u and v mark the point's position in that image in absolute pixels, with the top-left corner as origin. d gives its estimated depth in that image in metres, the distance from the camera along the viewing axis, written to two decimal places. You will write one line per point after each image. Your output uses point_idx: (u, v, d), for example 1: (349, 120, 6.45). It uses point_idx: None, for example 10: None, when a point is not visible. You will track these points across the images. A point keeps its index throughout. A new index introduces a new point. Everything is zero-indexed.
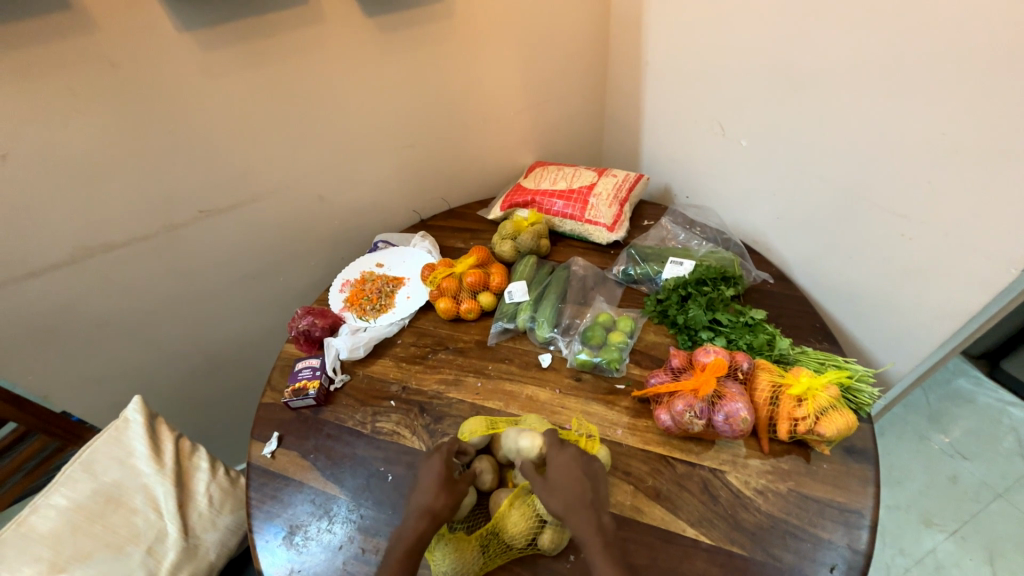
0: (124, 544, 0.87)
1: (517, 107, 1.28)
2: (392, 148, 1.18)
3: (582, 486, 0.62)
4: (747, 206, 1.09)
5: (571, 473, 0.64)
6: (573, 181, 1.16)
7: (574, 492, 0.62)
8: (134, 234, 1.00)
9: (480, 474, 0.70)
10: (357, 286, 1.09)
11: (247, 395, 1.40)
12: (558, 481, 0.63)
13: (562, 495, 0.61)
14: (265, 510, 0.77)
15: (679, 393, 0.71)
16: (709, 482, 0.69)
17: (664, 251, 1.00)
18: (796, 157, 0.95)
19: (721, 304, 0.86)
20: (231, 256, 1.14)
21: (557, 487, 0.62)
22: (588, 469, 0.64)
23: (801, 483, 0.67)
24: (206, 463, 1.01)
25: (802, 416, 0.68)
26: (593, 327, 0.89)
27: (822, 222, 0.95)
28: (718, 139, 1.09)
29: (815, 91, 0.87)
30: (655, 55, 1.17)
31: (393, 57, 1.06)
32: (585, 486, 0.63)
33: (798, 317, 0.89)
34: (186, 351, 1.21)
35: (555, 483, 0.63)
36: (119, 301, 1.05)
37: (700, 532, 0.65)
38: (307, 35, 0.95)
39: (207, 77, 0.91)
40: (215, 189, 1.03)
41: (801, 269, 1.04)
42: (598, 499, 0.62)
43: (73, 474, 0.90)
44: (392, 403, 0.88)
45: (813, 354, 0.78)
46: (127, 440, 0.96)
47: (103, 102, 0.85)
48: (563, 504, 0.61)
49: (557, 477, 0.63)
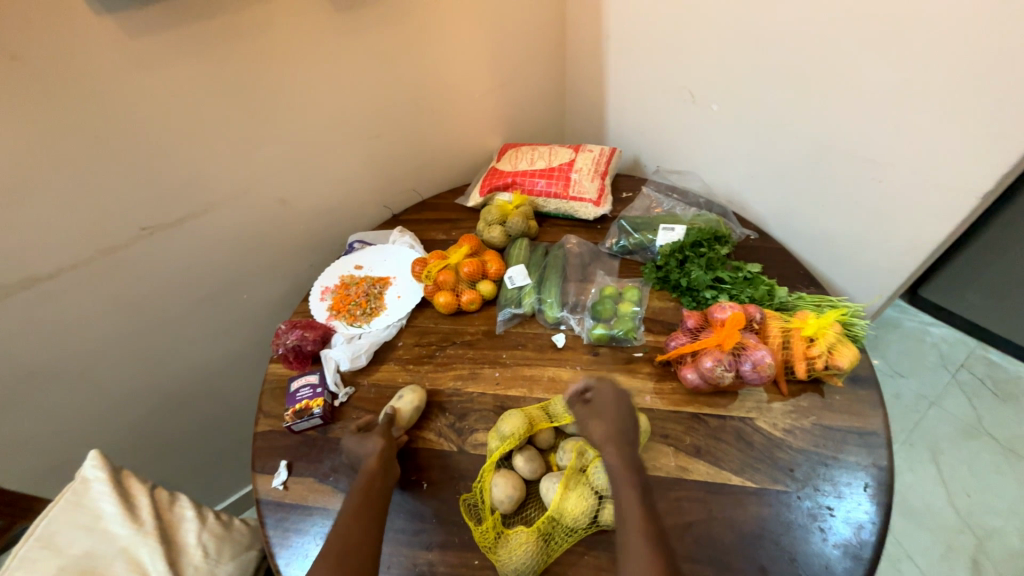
0: None
1: (482, 88, 1.23)
2: (357, 139, 1.08)
3: (626, 422, 0.65)
4: (719, 169, 1.14)
5: (612, 407, 0.66)
6: (552, 160, 1.15)
7: (615, 425, 0.64)
8: (61, 264, 0.84)
9: (526, 464, 0.68)
10: (341, 292, 1.00)
11: (217, 431, 1.24)
12: (604, 410, 0.66)
13: (606, 424, 0.65)
14: (290, 546, 0.69)
15: (704, 351, 0.74)
16: (742, 430, 0.72)
17: (652, 219, 1.03)
18: (763, 118, 1.00)
19: (720, 263, 0.89)
20: (183, 278, 0.99)
21: (601, 419, 0.65)
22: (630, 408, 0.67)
23: (821, 416, 0.73)
24: (192, 511, 0.88)
25: (816, 354, 0.73)
26: (603, 300, 0.89)
27: (794, 176, 1.02)
28: (688, 106, 1.12)
29: (780, 52, 0.91)
30: (616, 28, 1.17)
31: (350, 39, 0.97)
32: (627, 422, 0.65)
33: (785, 267, 0.95)
34: (140, 392, 1.05)
35: (602, 413, 0.66)
36: (50, 346, 0.89)
37: (745, 478, 0.68)
38: (251, 16, 0.84)
39: (137, 70, 0.78)
40: (157, 201, 0.89)
41: (775, 223, 1.11)
42: (631, 438, 0.64)
43: (28, 555, 0.75)
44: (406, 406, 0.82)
45: (809, 298, 0.84)
46: (91, 501, 0.81)
47: (3, 105, 0.70)
48: (605, 434, 0.63)
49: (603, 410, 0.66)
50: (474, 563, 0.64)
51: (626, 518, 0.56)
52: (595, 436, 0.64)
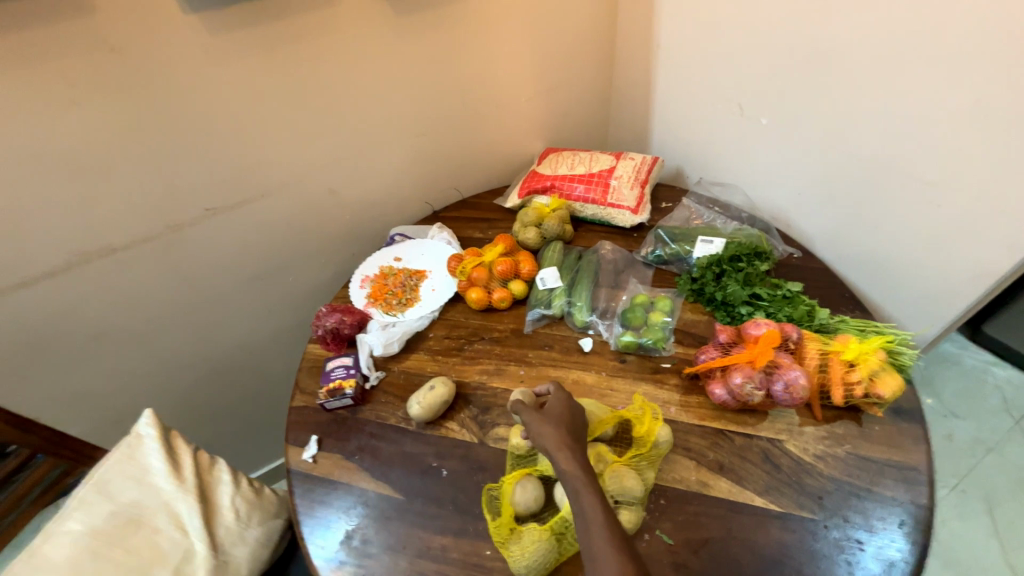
0: (148, 567, 0.80)
1: (528, 93, 1.26)
2: (405, 137, 1.13)
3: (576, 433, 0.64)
4: (766, 183, 1.11)
5: (561, 413, 0.67)
6: (592, 166, 1.16)
7: (567, 425, 0.65)
8: (134, 237, 0.92)
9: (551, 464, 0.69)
10: (378, 281, 1.04)
11: (255, 405, 1.32)
12: (554, 413, 0.66)
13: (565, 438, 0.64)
14: (315, 517, 0.73)
15: (734, 366, 0.72)
16: (769, 451, 0.70)
17: (690, 231, 1.01)
18: (815, 134, 0.97)
19: (758, 279, 0.88)
20: (238, 258, 1.06)
21: (549, 421, 0.65)
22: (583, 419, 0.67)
23: (857, 446, 0.69)
24: (228, 474, 0.94)
25: (856, 380, 0.70)
26: (633, 308, 0.89)
27: (845, 195, 0.98)
28: (735, 118, 1.10)
29: (837, 65, 0.88)
30: (667, 37, 1.16)
31: (407, 41, 1.02)
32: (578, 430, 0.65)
33: (829, 289, 0.91)
34: (190, 361, 1.13)
35: (550, 416, 0.66)
36: (118, 310, 0.97)
37: (769, 500, 0.66)
38: (319, 17, 0.90)
39: (216, 65, 0.85)
40: (221, 185, 0.96)
41: (823, 243, 1.07)
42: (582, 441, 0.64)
43: (85, 497, 0.83)
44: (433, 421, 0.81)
45: (853, 323, 0.81)
46: (142, 456, 0.88)
47: (102, 91, 0.78)
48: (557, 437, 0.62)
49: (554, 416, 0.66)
50: (486, 553, 0.66)
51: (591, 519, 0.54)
52: (545, 432, 0.63)
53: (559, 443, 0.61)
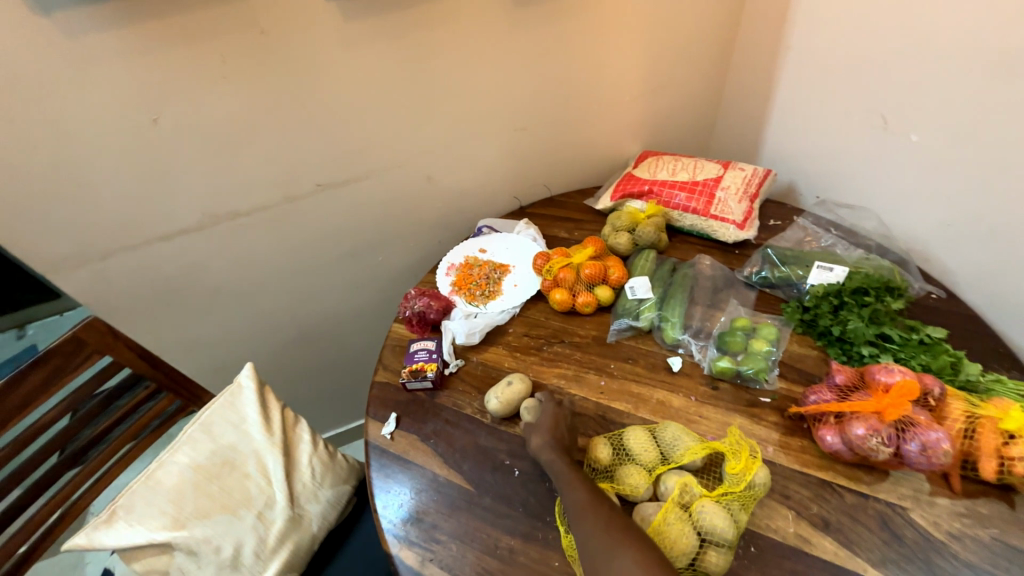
0: (237, 507, 0.88)
1: (633, 92, 1.20)
2: (505, 130, 1.13)
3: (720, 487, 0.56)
4: (904, 208, 0.97)
5: (548, 418, 0.73)
6: (695, 173, 1.08)
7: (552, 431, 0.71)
8: (256, 205, 1.01)
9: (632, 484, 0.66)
10: (464, 271, 1.06)
11: (334, 372, 1.40)
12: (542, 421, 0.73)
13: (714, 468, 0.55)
14: (388, 492, 0.75)
15: (856, 415, 0.63)
16: (888, 518, 0.61)
17: (805, 255, 0.91)
18: (977, 158, 0.83)
19: (888, 318, 0.76)
20: (338, 233, 1.13)
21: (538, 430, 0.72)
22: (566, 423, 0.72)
23: (1005, 533, 0.59)
24: (308, 435, 1.00)
25: (1017, 455, 0.58)
26: (732, 332, 0.82)
27: (1010, 231, 0.83)
28: (874, 132, 0.97)
29: (1022, 78, 0.75)
30: (800, 38, 1.05)
31: (522, 34, 1.01)
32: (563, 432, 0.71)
33: (977, 340, 0.78)
34: (286, 323, 1.22)
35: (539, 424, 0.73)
36: (235, 270, 1.07)
37: (884, 574, 0.57)
38: (441, 7, 0.91)
39: (344, 50, 0.89)
40: (334, 164, 1.02)
41: (970, 286, 0.91)
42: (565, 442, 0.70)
43: (193, 434, 0.92)
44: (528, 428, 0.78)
45: (1012, 385, 0.68)
46: (241, 405, 0.96)
47: (247, 70, 0.85)
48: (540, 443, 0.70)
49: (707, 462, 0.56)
50: (554, 564, 0.64)
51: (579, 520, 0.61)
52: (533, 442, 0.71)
53: (544, 445, 0.70)
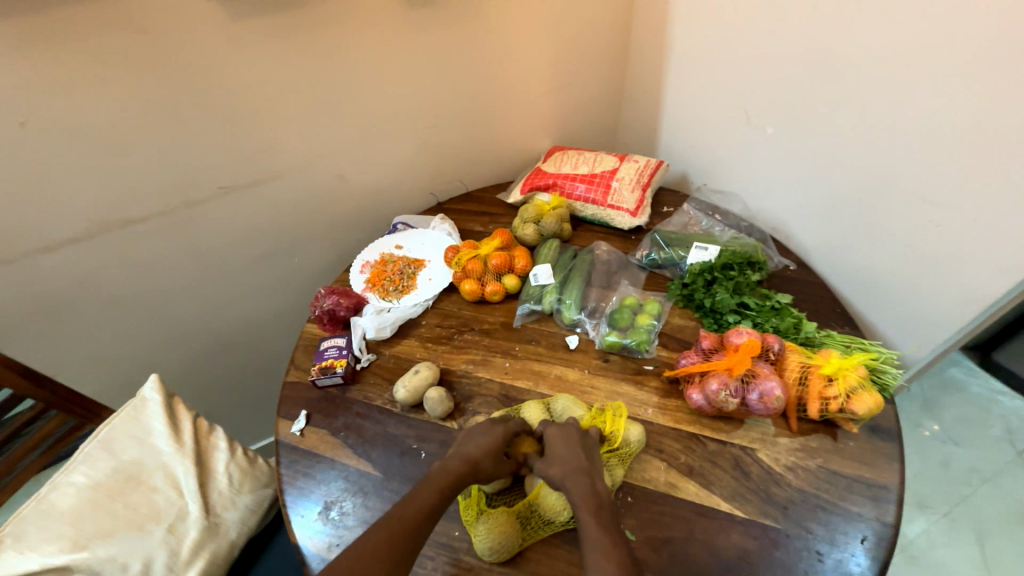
0: (144, 522, 0.82)
1: (538, 90, 1.26)
2: (414, 128, 1.15)
3: (581, 459, 0.65)
4: (770, 193, 1.11)
5: (566, 449, 0.67)
6: (595, 166, 1.17)
7: (570, 460, 0.65)
8: (151, 211, 0.97)
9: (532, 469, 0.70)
10: (378, 267, 1.07)
11: (257, 378, 1.37)
12: (557, 450, 0.67)
13: (563, 464, 0.65)
14: (297, 487, 0.77)
15: (712, 373, 0.73)
16: (740, 458, 0.71)
17: (687, 237, 1.02)
18: (819, 146, 0.97)
19: (748, 288, 0.88)
20: (246, 236, 1.10)
21: (557, 458, 0.66)
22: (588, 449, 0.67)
23: (829, 460, 0.70)
24: (225, 442, 0.95)
25: (833, 395, 0.70)
26: (621, 310, 0.90)
27: (846, 209, 0.97)
28: (742, 125, 1.09)
29: (848, 76, 0.87)
30: (679, 41, 1.16)
31: (422, 35, 1.04)
32: (586, 459, 0.66)
33: (820, 303, 0.91)
34: (198, 332, 1.18)
35: (555, 453, 0.67)
36: (133, 279, 1.02)
37: (734, 506, 0.67)
38: (335, 7, 0.92)
39: (234, 50, 0.88)
40: (235, 166, 1.00)
41: (822, 258, 1.06)
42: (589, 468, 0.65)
43: (91, 453, 0.85)
44: (454, 423, 0.81)
45: (838, 338, 0.81)
46: (147, 418, 0.90)
47: (126, 69, 0.82)
48: (562, 472, 0.64)
49: (555, 456, 0.66)
50: (455, 534, 0.68)
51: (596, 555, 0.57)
52: (552, 473, 0.64)
53: (567, 476, 0.63)
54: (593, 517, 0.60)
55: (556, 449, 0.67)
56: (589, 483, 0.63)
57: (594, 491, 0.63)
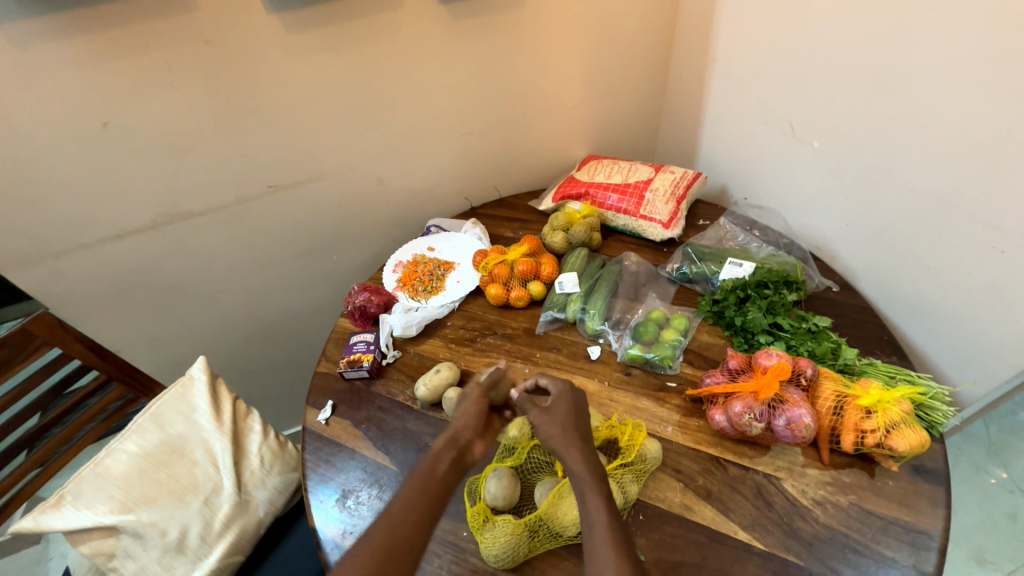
0: (184, 493, 0.88)
1: (576, 99, 1.27)
2: (452, 134, 1.19)
3: (580, 421, 0.69)
4: (815, 211, 1.05)
5: (567, 413, 0.69)
6: (629, 176, 1.15)
7: (570, 426, 0.68)
8: (208, 205, 1.05)
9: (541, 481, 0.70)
10: (409, 268, 1.11)
11: (293, 367, 1.45)
12: (558, 412, 0.69)
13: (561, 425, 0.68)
14: (319, 473, 0.80)
15: (737, 395, 0.70)
16: (763, 487, 0.68)
17: (721, 252, 0.99)
18: (871, 162, 0.91)
19: (783, 308, 0.83)
20: (291, 232, 1.17)
21: (555, 422, 0.68)
22: (585, 417, 0.70)
23: (862, 498, 0.65)
24: (259, 425, 1.01)
25: (870, 429, 0.65)
26: (646, 323, 0.88)
27: (899, 230, 0.90)
28: (788, 139, 1.05)
29: (907, 89, 0.82)
30: (724, 52, 1.13)
31: (463, 45, 1.07)
32: (582, 427, 0.69)
33: (864, 329, 0.85)
34: (243, 320, 1.26)
35: (555, 415, 0.69)
36: (188, 268, 1.11)
37: (753, 536, 0.64)
38: (382, 20, 0.97)
39: (289, 60, 0.95)
40: (284, 167, 1.07)
41: (871, 281, 0.99)
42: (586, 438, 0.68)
43: (143, 424, 0.92)
44: None
45: (882, 368, 0.76)
46: (192, 396, 0.96)
47: (195, 77, 0.90)
48: (561, 436, 0.66)
49: (555, 412, 0.69)
50: (463, 534, 0.69)
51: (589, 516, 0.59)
52: (552, 433, 0.67)
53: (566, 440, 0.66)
54: (591, 481, 0.62)
55: (556, 408, 0.70)
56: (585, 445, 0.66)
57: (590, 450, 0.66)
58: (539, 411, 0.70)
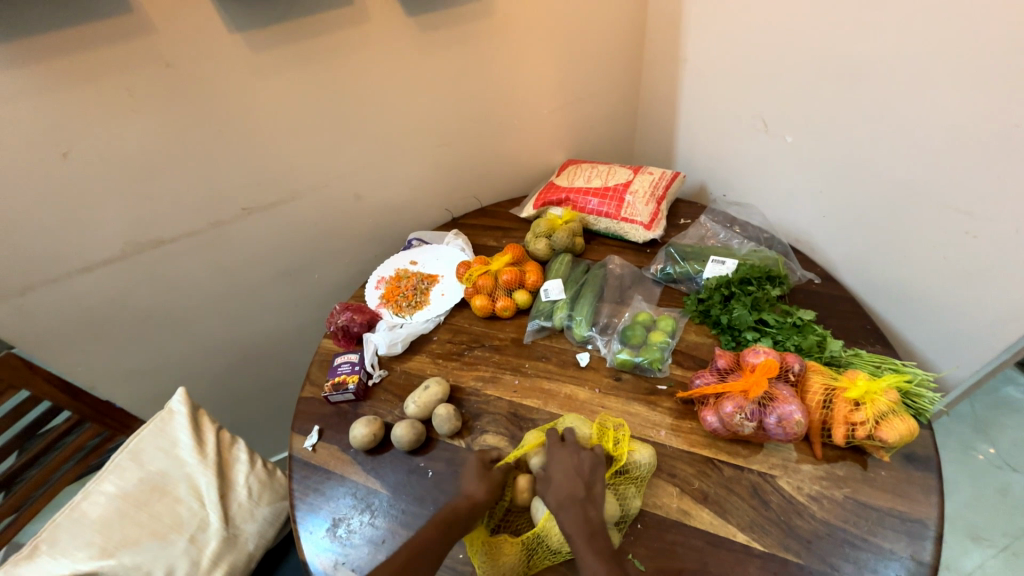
0: (167, 532, 0.82)
1: (551, 105, 1.27)
2: (429, 146, 1.18)
3: (577, 481, 0.64)
4: (792, 205, 1.07)
5: (567, 471, 0.65)
6: (608, 179, 1.16)
7: (567, 487, 0.63)
8: (181, 231, 1.02)
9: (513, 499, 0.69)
10: (392, 283, 1.09)
11: (279, 390, 1.41)
12: (555, 474, 0.65)
13: (557, 487, 0.64)
14: (307, 502, 0.77)
15: (727, 395, 0.70)
16: (759, 486, 0.67)
17: (703, 250, 0.99)
18: (843, 153, 0.92)
19: (767, 304, 0.84)
20: (269, 254, 1.14)
21: (550, 486, 0.64)
22: (586, 471, 0.65)
23: (857, 491, 0.65)
24: (245, 454, 0.95)
25: (860, 420, 0.66)
26: (633, 326, 0.87)
27: (874, 220, 0.92)
28: (762, 135, 1.06)
29: (872, 82, 0.83)
30: (693, 52, 1.15)
31: (435, 56, 1.06)
32: (584, 484, 0.64)
33: (849, 319, 0.86)
34: (224, 346, 1.23)
35: (553, 477, 0.65)
36: (164, 297, 1.07)
37: (751, 538, 0.63)
38: (350, 35, 0.96)
39: (257, 79, 0.93)
40: (259, 188, 1.05)
41: (850, 271, 1.01)
42: (591, 495, 0.63)
43: (121, 463, 0.85)
44: (462, 442, 0.81)
45: (867, 358, 0.76)
46: (172, 430, 0.90)
47: (159, 103, 0.87)
48: (557, 501, 0.62)
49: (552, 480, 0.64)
50: (459, 556, 0.68)
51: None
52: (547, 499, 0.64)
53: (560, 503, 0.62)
54: (586, 547, 0.59)
55: (554, 467, 0.66)
56: (586, 508, 0.62)
57: (592, 513, 0.62)
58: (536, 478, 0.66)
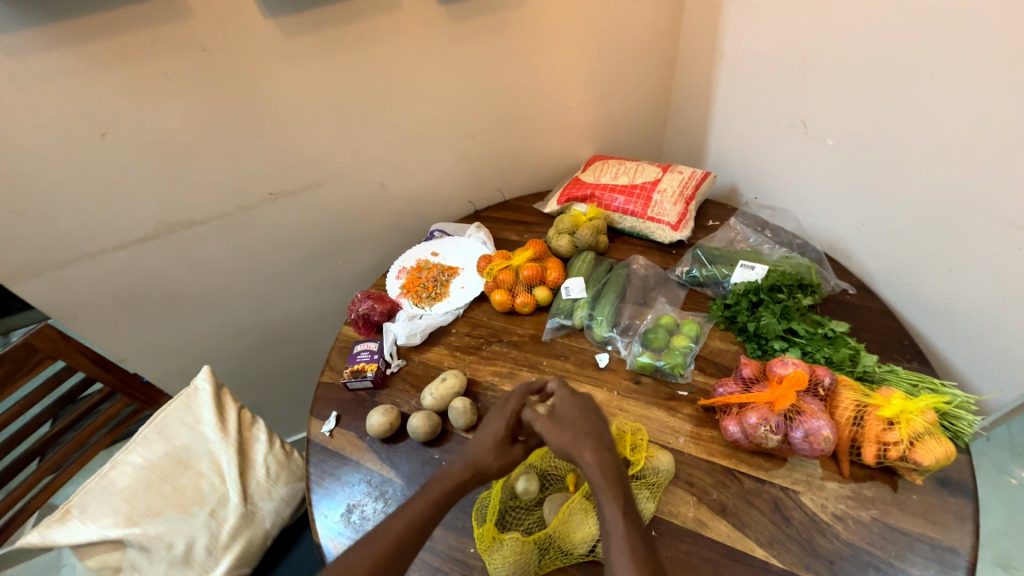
0: (190, 504, 0.84)
1: (579, 99, 1.24)
2: (454, 137, 1.17)
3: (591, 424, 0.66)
4: (829, 211, 1.03)
5: (575, 413, 0.68)
6: (635, 177, 1.13)
7: (581, 428, 0.66)
8: (210, 214, 1.04)
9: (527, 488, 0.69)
10: (413, 274, 1.09)
11: (299, 373, 1.44)
12: (567, 417, 0.67)
13: (573, 427, 0.66)
14: (323, 486, 0.79)
15: (752, 405, 0.68)
16: (781, 501, 0.65)
17: (731, 254, 0.96)
18: (888, 158, 0.88)
19: (798, 313, 0.81)
20: (294, 239, 1.16)
21: (564, 427, 0.66)
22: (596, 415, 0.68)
23: (885, 513, 0.63)
24: (265, 434, 0.97)
25: (893, 441, 0.63)
26: (655, 329, 0.86)
27: (916, 231, 0.88)
28: (800, 137, 1.02)
29: (925, 84, 0.78)
30: (731, 47, 1.10)
31: (464, 46, 1.05)
32: (597, 429, 0.66)
33: (884, 334, 0.82)
34: (247, 327, 1.25)
35: (566, 419, 0.67)
36: (192, 278, 1.10)
37: (770, 554, 0.61)
38: (380, 22, 0.95)
39: (286, 66, 0.93)
40: (286, 174, 1.06)
41: (887, 282, 0.96)
42: (605, 440, 0.65)
43: (148, 436, 0.88)
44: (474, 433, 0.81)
45: (903, 375, 0.73)
46: (197, 407, 0.93)
47: (193, 87, 0.89)
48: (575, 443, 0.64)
49: (565, 419, 0.67)
50: (469, 551, 0.68)
51: (610, 526, 0.57)
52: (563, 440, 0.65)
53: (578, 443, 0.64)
54: (608, 493, 0.60)
55: (564, 412, 0.68)
56: (603, 451, 0.63)
57: (611, 457, 0.63)
58: (546, 419, 0.67)
